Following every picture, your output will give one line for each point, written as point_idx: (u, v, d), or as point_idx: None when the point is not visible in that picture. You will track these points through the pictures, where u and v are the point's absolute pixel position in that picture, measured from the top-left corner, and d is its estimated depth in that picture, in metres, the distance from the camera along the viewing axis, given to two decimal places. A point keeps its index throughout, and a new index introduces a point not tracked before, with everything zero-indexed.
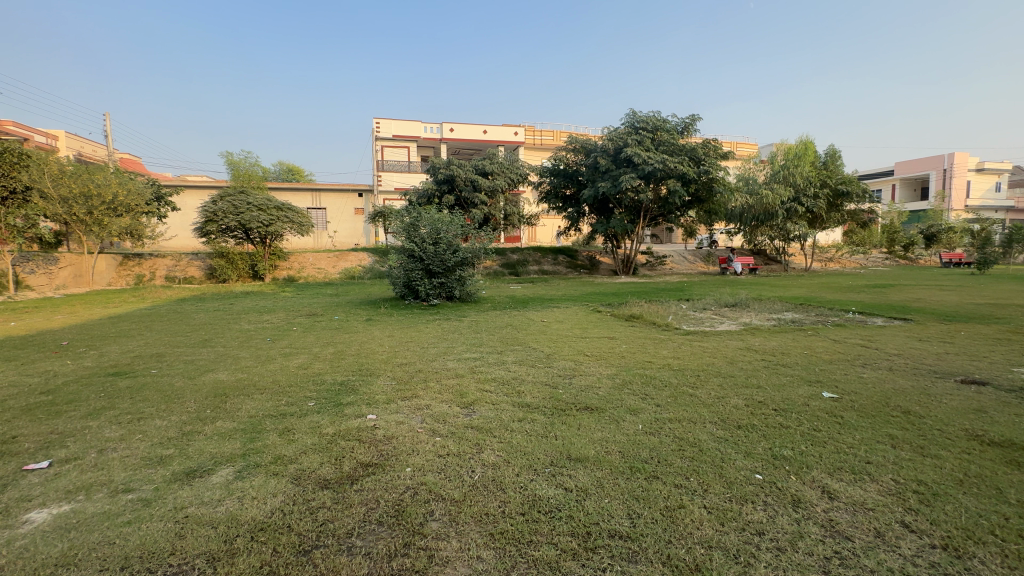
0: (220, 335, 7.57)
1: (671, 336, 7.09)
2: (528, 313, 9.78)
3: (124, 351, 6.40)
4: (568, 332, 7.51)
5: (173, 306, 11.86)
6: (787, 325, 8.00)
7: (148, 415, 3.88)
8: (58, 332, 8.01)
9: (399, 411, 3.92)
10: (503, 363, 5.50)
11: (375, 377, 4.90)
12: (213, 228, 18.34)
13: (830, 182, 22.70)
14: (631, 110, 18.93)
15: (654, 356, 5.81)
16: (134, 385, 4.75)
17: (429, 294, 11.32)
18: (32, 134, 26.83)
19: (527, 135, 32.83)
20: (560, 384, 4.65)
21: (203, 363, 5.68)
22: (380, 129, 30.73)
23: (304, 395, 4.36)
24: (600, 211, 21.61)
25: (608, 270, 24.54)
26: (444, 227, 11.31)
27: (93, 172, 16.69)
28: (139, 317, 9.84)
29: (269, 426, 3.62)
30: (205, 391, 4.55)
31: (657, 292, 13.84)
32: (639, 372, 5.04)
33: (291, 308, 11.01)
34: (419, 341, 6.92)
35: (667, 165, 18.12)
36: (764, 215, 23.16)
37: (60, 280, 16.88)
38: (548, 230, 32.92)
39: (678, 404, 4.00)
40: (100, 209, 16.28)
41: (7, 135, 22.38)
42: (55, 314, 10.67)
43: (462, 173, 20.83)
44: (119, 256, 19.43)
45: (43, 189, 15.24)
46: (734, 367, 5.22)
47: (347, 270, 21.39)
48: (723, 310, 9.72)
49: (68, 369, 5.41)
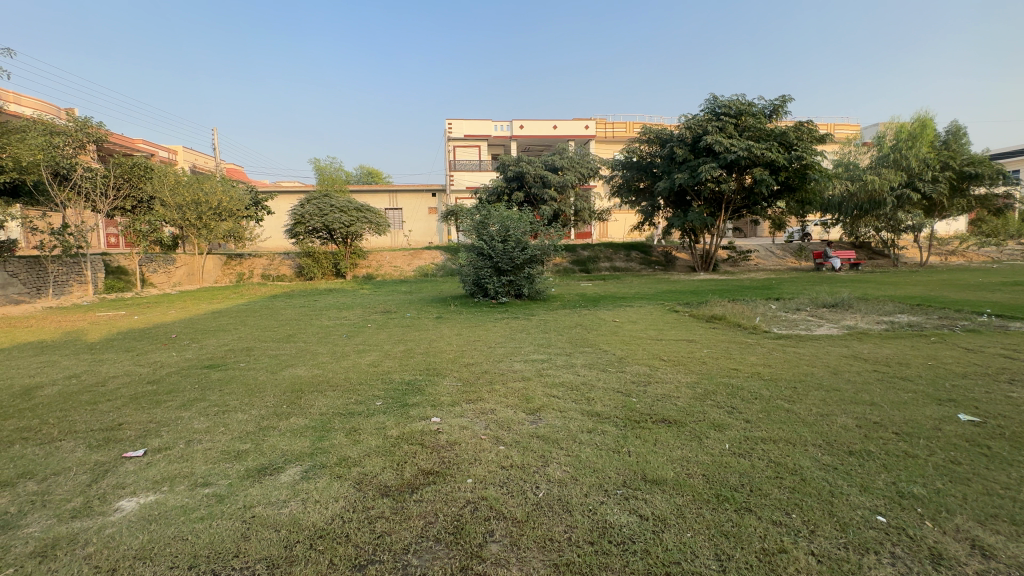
0: (302, 331, 8.03)
1: (760, 340, 6.40)
2: (598, 312, 9.40)
3: (220, 344, 6.96)
4: (642, 333, 7.07)
5: (266, 302, 12.89)
6: (903, 329, 6.95)
7: (232, 408, 4.10)
8: (170, 326, 8.95)
9: (463, 415, 3.81)
10: (571, 366, 5.23)
11: (443, 377, 4.87)
12: (301, 230, 19.77)
13: (953, 164, 19.76)
14: (712, 95, 17.62)
15: (741, 363, 5.25)
16: (224, 377, 5.11)
17: (498, 292, 11.29)
18: (157, 150, 30.76)
19: (598, 128, 31.96)
20: (634, 391, 4.31)
21: (285, 358, 6.01)
22: (452, 130, 31.44)
23: (372, 394, 4.40)
24: (676, 204, 20.46)
25: (686, 266, 23.25)
26: (513, 225, 11.19)
27: (202, 181, 18.56)
28: (235, 312, 10.76)
29: (338, 424, 3.67)
30: (284, 386, 4.76)
31: (742, 290, 12.79)
32: (723, 381, 4.55)
33: (368, 305, 11.51)
34: (486, 340, 6.83)
35: (752, 152, 16.67)
36: (869, 204, 20.65)
37: (177, 278, 19.09)
38: (620, 224, 31.90)
39: (772, 421, 3.51)
40: (208, 214, 18.09)
41: (137, 151, 25.77)
42: (170, 308, 12.01)
43: (531, 169, 20.65)
44: (224, 256, 21.61)
45: (163, 198, 17.16)
46: (838, 378, 4.57)
47: (420, 267, 22.11)
48: (821, 311, 8.69)
49: (173, 361, 5.97)
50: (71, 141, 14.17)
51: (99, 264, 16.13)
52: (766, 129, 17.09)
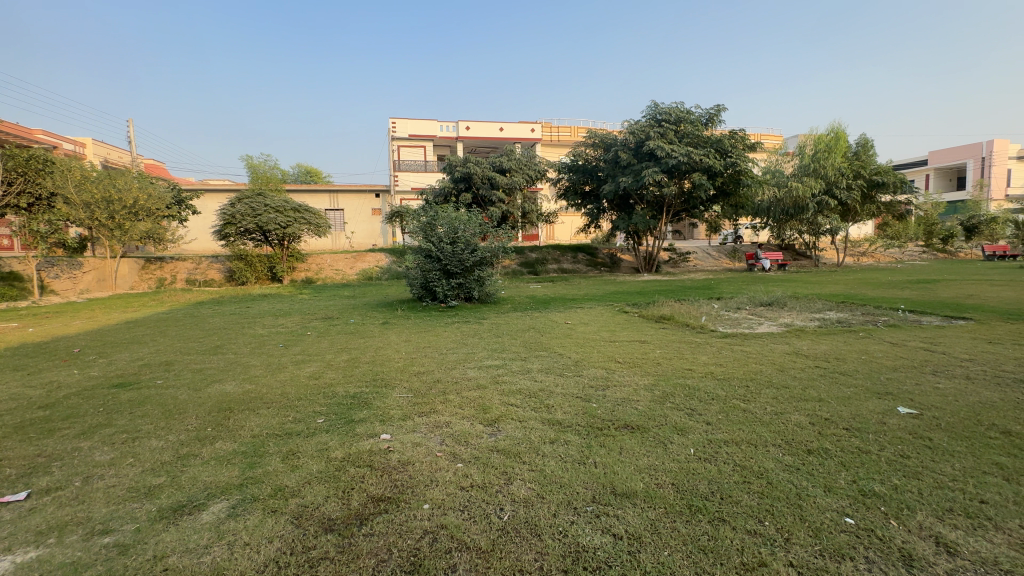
0: (232, 341, 7.32)
1: (709, 340, 6.53)
2: (550, 315, 9.31)
3: (133, 359, 6.17)
4: (595, 335, 7.03)
5: (190, 309, 11.75)
6: (834, 326, 7.38)
7: (145, 434, 3.56)
8: (73, 339, 7.87)
9: (416, 430, 3.52)
10: (527, 372, 5.05)
11: (392, 388, 4.54)
12: (232, 231, 18.37)
13: (864, 173, 21.66)
14: (654, 102, 18.25)
15: (694, 363, 5.30)
16: (137, 398, 4.48)
17: (447, 296, 10.95)
18: (60, 142, 27.64)
19: (544, 132, 32.31)
20: (594, 396, 4.19)
21: (212, 373, 5.39)
22: (396, 129, 30.60)
23: (313, 410, 4.00)
24: (620, 207, 21.00)
25: (630, 267, 23.90)
26: (462, 226, 10.93)
27: (115, 177, 16.73)
28: (154, 322, 9.70)
29: (273, 448, 3.26)
30: (209, 405, 4.22)
31: (684, 290, 13.24)
32: (679, 382, 4.54)
33: (307, 311, 10.78)
34: (437, 346, 6.51)
35: (691, 158, 17.40)
36: (794, 209, 22.19)
37: (85, 284, 17.07)
38: (567, 227, 32.38)
39: (732, 422, 3.51)
40: (122, 214, 16.27)
41: (35, 142, 22.98)
42: (75, 319, 10.65)
43: (479, 170, 20.43)
44: (141, 260, 19.65)
45: (66, 195, 15.34)
46: (785, 375, 4.71)
47: (364, 271, 21.22)
48: (760, 310, 9.10)
49: (75, 380, 5.19)
50: None
51: None
52: (703, 136, 17.92)
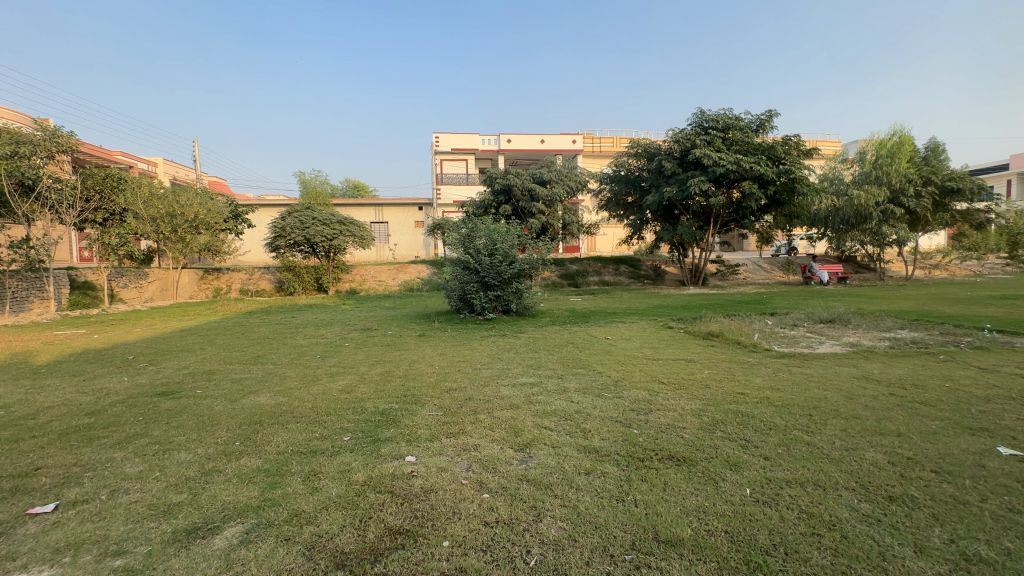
0: (273, 351, 7.46)
1: (763, 360, 6.00)
2: (590, 329, 8.99)
3: (180, 367, 6.38)
4: (638, 352, 6.67)
5: (240, 318, 12.23)
6: (908, 347, 6.66)
7: (176, 446, 3.56)
8: (131, 346, 8.29)
9: (443, 453, 3.32)
10: (563, 392, 4.76)
11: (423, 406, 4.38)
12: (282, 243, 19.17)
13: (936, 179, 20.01)
14: (699, 109, 17.63)
15: (748, 386, 4.84)
16: (175, 408, 4.54)
17: (485, 308, 10.83)
18: (135, 162, 30.03)
19: (585, 143, 32.07)
20: (635, 422, 3.85)
21: (249, 383, 5.44)
22: (439, 144, 31.25)
23: (341, 427, 3.89)
24: (664, 218, 20.36)
25: (675, 280, 23.08)
26: (500, 238, 10.82)
27: (179, 193, 17.83)
28: (205, 330, 10.10)
29: (295, 467, 3.16)
30: (241, 418, 4.21)
31: (735, 305, 12.51)
32: (731, 409, 4.12)
33: (348, 322, 10.95)
34: (471, 361, 6.32)
35: (741, 166, 16.61)
36: (856, 218, 20.74)
37: (149, 293, 18.28)
38: (609, 238, 31.80)
39: (793, 457, 3.11)
40: (183, 227, 17.36)
41: (113, 163, 25.10)
42: (136, 327, 11.28)
43: (519, 182, 20.41)
44: (201, 271, 20.85)
45: (136, 211, 16.51)
46: (853, 403, 4.20)
47: (406, 282, 21.54)
48: (820, 328, 8.39)
49: (123, 387, 5.36)
50: (39, 150, 13.55)
51: (64, 279, 15.31)
52: (753, 143, 17.12)
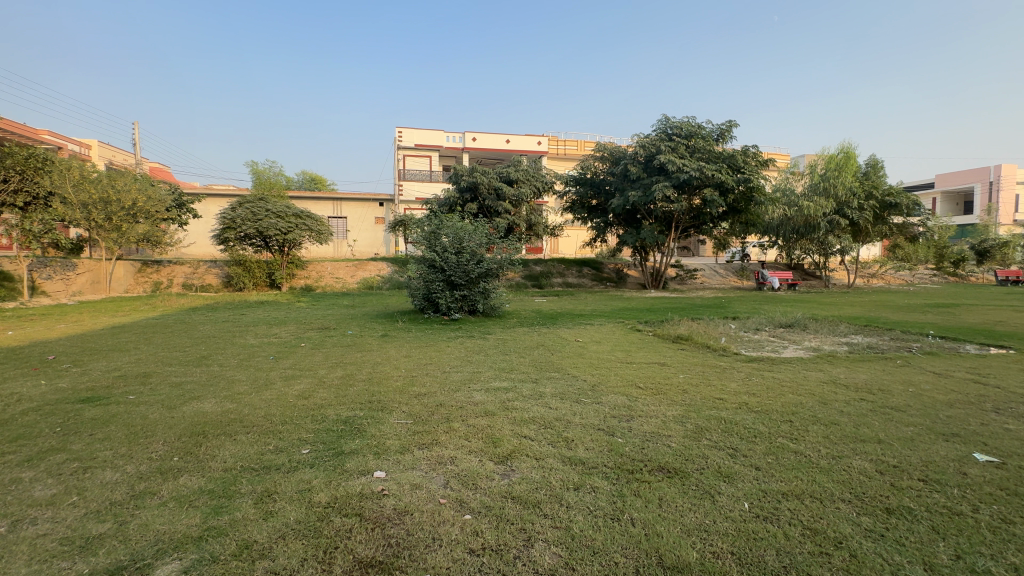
0: (219, 352, 6.82)
1: (734, 364, 6.02)
2: (559, 331, 8.83)
3: (110, 369, 5.68)
4: (611, 355, 6.56)
5: (182, 315, 11.26)
6: (864, 351, 6.89)
7: (99, 464, 3.05)
8: (51, 344, 7.37)
9: (415, 467, 3.01)
10: (540, 397, 4.53)
11: (390, 413, 4.03)
12: (232, 235, 18.04)
13: (876, 193, 21.34)
14: (664, 116, 17.96)
15: (725, 391, 4.79)
16: (101, 417, 3.97)
17: (451, 308, 10.48)
18: (65, 143, 27.53)
19: (550, 145, 32.21)
20: (618, 430, 3.67)
21: (191, 388, 4.87)
22: (402, 138, 30.47)
23: (298, 438, 3.49)
24: (628, 222, 20.63)
25: (637, 283, 23.46)
26: (467, 236, 10.51)
27: (116, 178, 16.38)
28: (142, 328, 9.19)
29: (245, 486, 2.75)
30: (181, 428, 3.71)
31: (697, 308, 12.76)
32: (712, 415, 4.02)
33: (303, 321, 10.28)
34: (439, 364, 5.99)
35: (703, 173, 17.04)
36: (806, 227, 21.80)
37: (77, 286, 16.64)
38: (572, 240, 32.05)
39: (784, 466, 3.01)
40: (119, 215, 15.94)
41: (39, 142, 22.86)
42: (60, 323, 10.13)
43: (485, 180, 20.11)
44: (138, 263, 19.24)
45: (64, 195, 15.03)
46: (829, 409, 4.21)
47: (365, 279, 20.75)
48: (780, 332, 8.61)
49: (38, 393, 4.66)
50: None
51: None
52: (714, 151, 17.61)
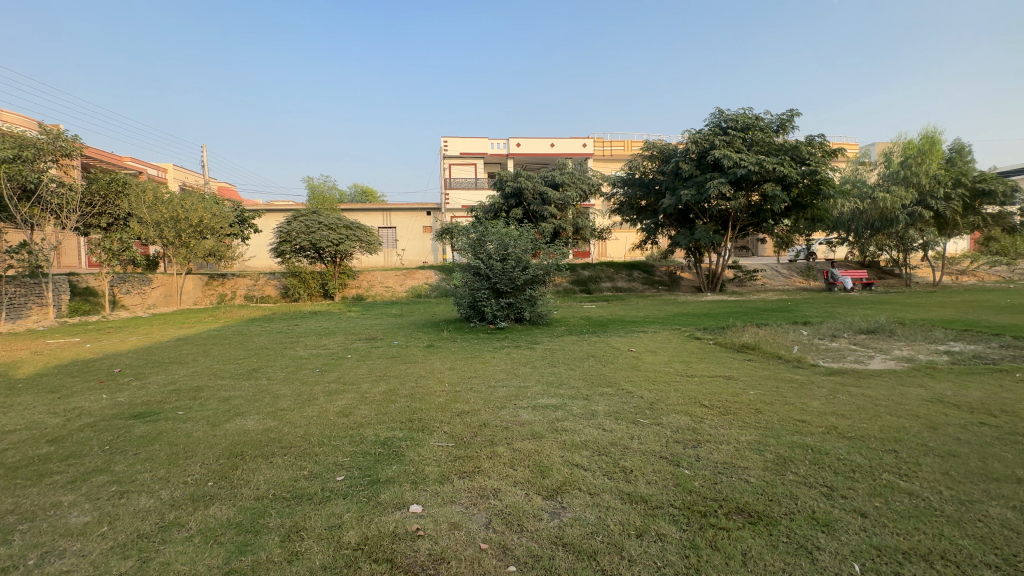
0: (269, 364, 6.89)
1: (813, 378, 5.33)
2: (611, 340, 8.34)
3: (167, 383, 5.83)
4: (669, 368, 6.03)
5: (241, 327, 11.72)
6: (971, 362, 5.95)
7: (136, 488, 2.98)
8: (120, 357, 7.76)
9: (455, 501, 2.71)
10: (592, 417, 4.12)
11: (431, 435, 3.76)
12: (287, 248, 18.82)
13: (966, 180, 19.18)
14: (717, 109, 16.94)
15: (806, 411, 4.18)
16: (149, 434, 3.97)
17: (496, 316, 10.24)
18: (145, 168, 30.04)
19: (596, 146, 31.58)
20: (684, 459, 3.21)
21: (237, 403, 4.85)
22: (447, 148, 30.90)
23: (334, 462, 3.30)
24: (680, 222, 19.70)
25: (691, 286, 22.34)
26: (512, 243, 10.23)
27: (184, 197, 17.48)
28: (202, 339, 9.60)
29: (273, 520, 2.56)
30: (221, 448, 3.63)
31: (761, 312, 11.79)
32: (797, 443, 3.45)
33: (352, 331, 10.37)
34: (484, 378, 5.70)
35: (763, 167, 15.89)
36: (881, 221, 19.91)
37: (152, 299, 17.97)
38: (621, 243, 31.17)
39: (898, 514, 2.46)
40: (187, 232, 17.00)
41: (121, 168, 24.99)
42: (133, 335, 10.79)
43: (530, 185, 19.85)
44: (205, 277, 20.48)
45: (139, 215, 16.19)
46: (942, 436, 3.53)
47: (413, 288, 21.00)
48: (862, 339, 7.68)
49: (97, 408, 4.80)
50: (44, 154, 13.27)
51: (64, 285, 14.92)
52: (775, 143, 16.43)
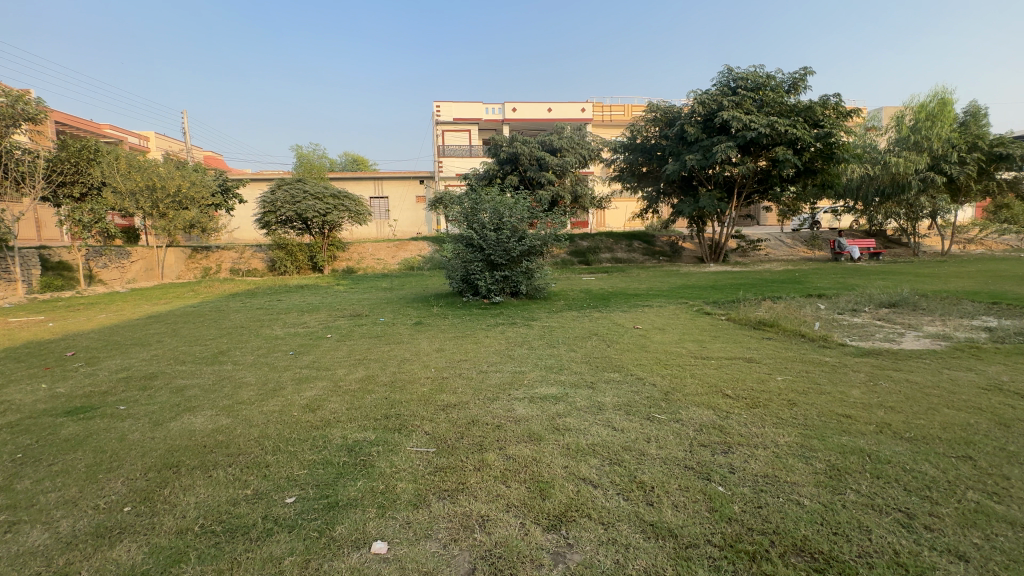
0: (240, 346, 6.26)
1: (845, 361, 4.72)
2: (614, 315, 7.70)
3: (120, 369, 5.21)
4: (682, 348, 5.42)
5: (220, 303, 11.03)
6: (1017, 340, 5.34)
7: (32, 518, 2.36)
8: (79, 338, 7.11)
9: (431, 537, 2.12)
10: (598, 412, 3.52)
11: (409, 437, 3.15)
12: (272, 219, 17.93)
13: (982, 144, 18.25)
14: (726, 67, 15.84)
15: (848, 403, 3.56)
16: (75, 438, 3.33)
17: (491, 290, 9.58)
18: (125, 136, 28.78)
19: (594, 111, 30.39)
20: (716, 471, 2.60)
21: (193, 395, 4.23)
22: (440, 113, 29.59)
23: (287, 476, 2.69)
24: (683, 189, 18.84)
25: (693, 256, 21.66)
26: (507, 211, 9.46)
27: (161, 165, 16.46)
28: (175, 317, 8.93)
29: (191, 569, 1.96)
30: (155, 456, 3.01)
31: (770, 284, 11.17)
32: (848, 447, 2.84)
33: (337, 307, 9.71)
34: (475, 361, 5.07)
35: (774, 129, 14.94)
36: (892, 188, 19.05)
37: (132, 274, 17.21)
38: (620, 212, 30.36)
39: (1008, 558, 1.87)
40: (165, 202, 16.05)
41: (96, 134, 23.75)
42: (102, 312, 10.10)
43: (526, 150, 18.85)
44: (188, 249, 19.63)
45: (114, 185, 15.21)
46: (1019, 437, 2.93)
47: (406, 260, 20.25)
48: (887, 314, 7.06)
49: (28, 402, 4.15)
50: (3, 118, 12.08)
51: (33, 259, 14.09)
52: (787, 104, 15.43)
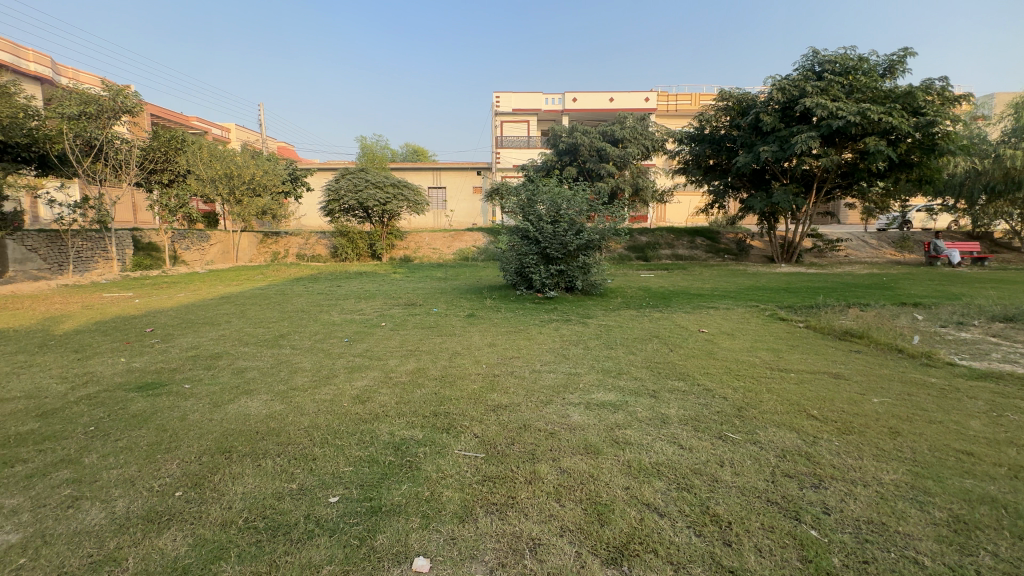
0: (299, 330, 6.42)
1: (956, 384, 4.05)
2: (676, 316, 7.22)
3: (190, 347, 5.47)
4: (756, 357, 4.92)
5: (285, 287, 11.54)
6: None
7: (93, 494, 2.41)
8: (159, 315, 7.62)
9: (477, 559, 1.93)
10: (662, 425, 3.20)
11: (457, 440, 2.98)
12: (336, 207, 18.61)
13: None
14: (812, 49, 14.48)
15: (968, 438, 3.00)
16: (142, 414, 3.46)
17: (545, 284, 9.34)
18: (209, 127, 30.98)
19: (659, 101, 29.09)
20: (806, 510, 2.22)
21: (251, 377, 4.33)
22: (500, 104, 29.47)
23: (333, 472, 2.61)
24: (754, 183, 17.59)
25: (762, 255, 20.26)
26: (565, 203, 9.13)
27: (238, 154, 17.49)
28: (244, 299, 9.39)
29: (231, 568, 1.89)
30: (211, 439, 3.04)
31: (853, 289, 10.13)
32: (977, 495, 2.35)
33: (393, 295, 9.84)
34: (528, 359, 4.84)
35: (865, 117, 13.49)
36: (1006, 184, 16.74)
37: (210, 256, 18.51)
38: (682, 207, 28.99)
39: None
40: (240, 189, 17.07)
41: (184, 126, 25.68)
42: (181, 291, 10.85)
43: (586, 141, 18.32)
44: (260, 234, 20.84)
45: (197, 172, 16.33)
46: None
47: (460, 250, 20.40)
48: (1003, 330, 6.10)
49: (107, 375, 4.42)
50: (105, 110, 13.20)
51: (127, 240, 15.43)
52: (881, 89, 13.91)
